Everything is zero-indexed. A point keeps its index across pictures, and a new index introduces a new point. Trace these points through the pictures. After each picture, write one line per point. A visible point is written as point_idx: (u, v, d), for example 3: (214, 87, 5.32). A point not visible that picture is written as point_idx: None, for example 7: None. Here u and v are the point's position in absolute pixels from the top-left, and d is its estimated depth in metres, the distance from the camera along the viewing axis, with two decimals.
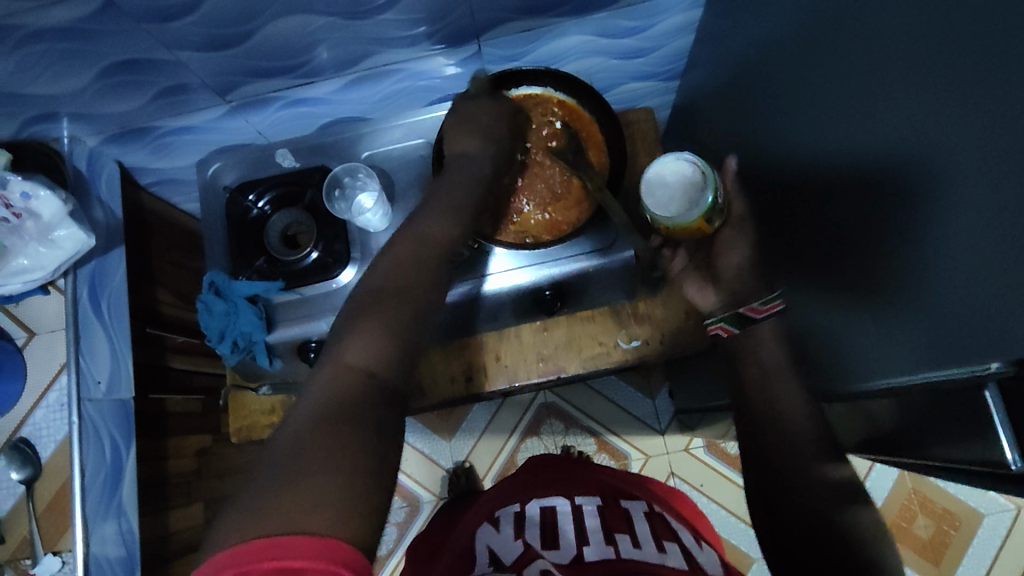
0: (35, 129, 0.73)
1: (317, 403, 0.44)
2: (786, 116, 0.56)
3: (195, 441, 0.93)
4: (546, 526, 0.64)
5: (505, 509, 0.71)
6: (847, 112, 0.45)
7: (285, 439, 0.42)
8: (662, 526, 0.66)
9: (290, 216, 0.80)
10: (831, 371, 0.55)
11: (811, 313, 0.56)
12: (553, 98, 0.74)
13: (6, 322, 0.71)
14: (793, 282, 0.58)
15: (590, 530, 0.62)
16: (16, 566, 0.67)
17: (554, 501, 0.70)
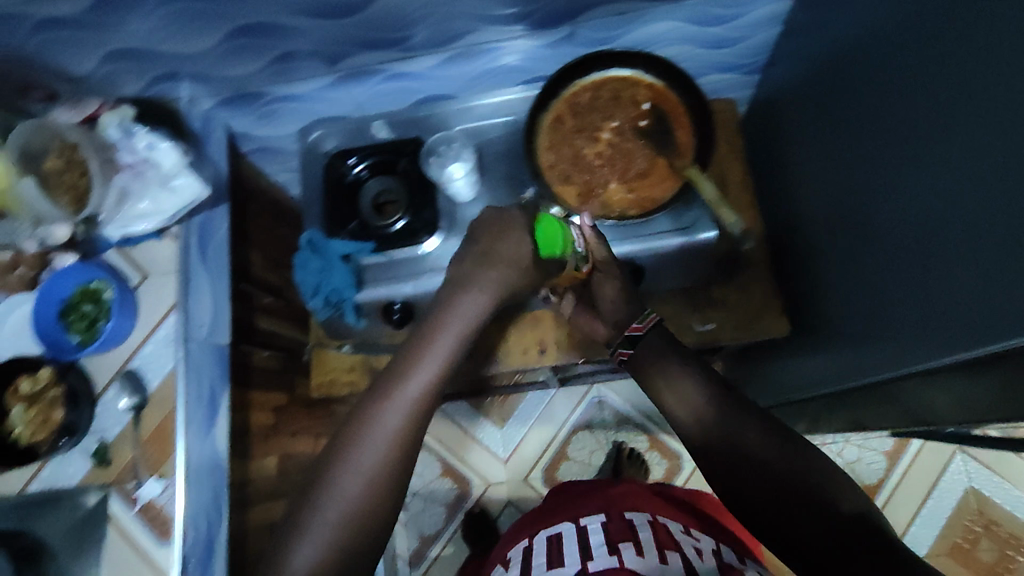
0: (160, 88, 0.79)
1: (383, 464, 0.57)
2: (876, 127, 0.61)
3: (273, 398, 0.98)
4: (551, 554, 0.66)
5: (516, 547, 0.73)
6: (996, 76, 0.46)
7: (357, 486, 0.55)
8: (666, 535, 0.66)
9: (383, 184, 0.83)
10: (894, 351, 0.57)
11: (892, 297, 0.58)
12: (643, 81, 0.77)
13: (121, 264, 0.77)
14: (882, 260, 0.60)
15: (593, 546, 0.64)
16: (120, 487, 0.73)
17: (559, 526, 0.72)
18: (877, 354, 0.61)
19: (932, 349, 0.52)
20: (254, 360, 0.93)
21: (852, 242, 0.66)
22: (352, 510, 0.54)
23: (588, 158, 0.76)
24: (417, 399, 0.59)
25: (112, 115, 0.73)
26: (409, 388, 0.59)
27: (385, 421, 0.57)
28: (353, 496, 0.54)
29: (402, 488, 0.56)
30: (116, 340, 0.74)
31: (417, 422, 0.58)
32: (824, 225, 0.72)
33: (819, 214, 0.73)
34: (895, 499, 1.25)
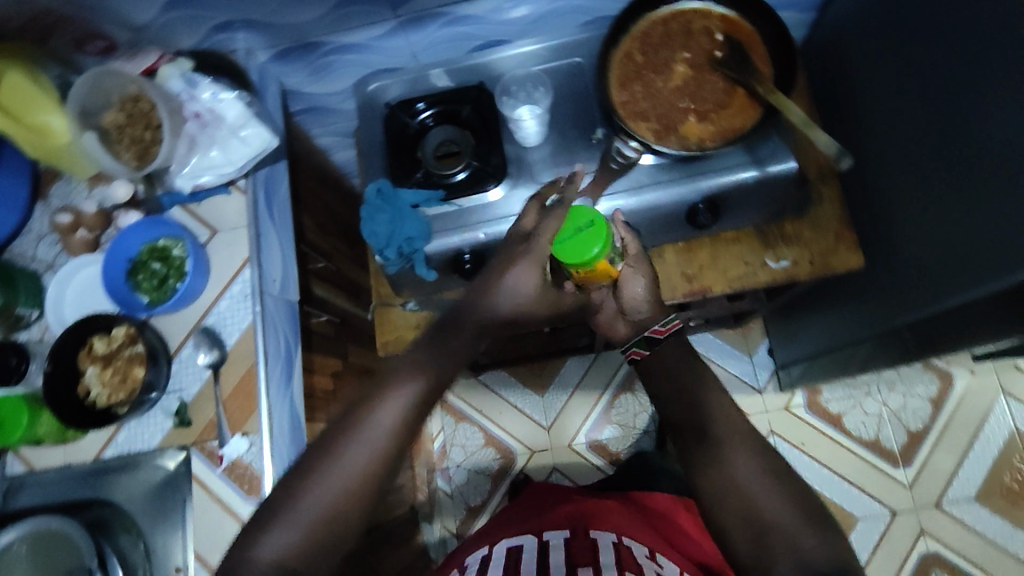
0: (218, 38, 0.76)
1: (340, 476, 0.55)
2: (993, 33, 0.60)
3: (331, 363, 0.96)
4: (509, 563, 0.69)
5: (474, 554, 0.75)
6: None
7: (318, 487, 0.54)
8: (628, 554, 0.69)
9: (447, 133, 0.82)
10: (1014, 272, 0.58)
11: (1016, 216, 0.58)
12: (713, 13, 0.76)
13: (189, 221, 0.74)
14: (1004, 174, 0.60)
15: (553, 568, 0.66)
16: (203, 447, 0.69)
17: (521, 540, 0.75)
18: (984, 271, 0.62)
19: None
20: (313, 323, 0.91)
21: (947, 172, 0.69)
22: (320, 525, 0.54)
23: (664, 91, 0.76)
24: (400, 415, 0.57)
25: (171, 66, 0.73)
26: (386, 412, 0.57)
27: (353, 445, 0.56)
28: (319, 510, 0.54)
29: (369, 504, 0.55)
30: (189, 299, 0.71)
31: (404, 435, 0.57)
32: (913, 159, 0.74)
33: (905, 152, 0.76)
34: (941, 443, 1.26)
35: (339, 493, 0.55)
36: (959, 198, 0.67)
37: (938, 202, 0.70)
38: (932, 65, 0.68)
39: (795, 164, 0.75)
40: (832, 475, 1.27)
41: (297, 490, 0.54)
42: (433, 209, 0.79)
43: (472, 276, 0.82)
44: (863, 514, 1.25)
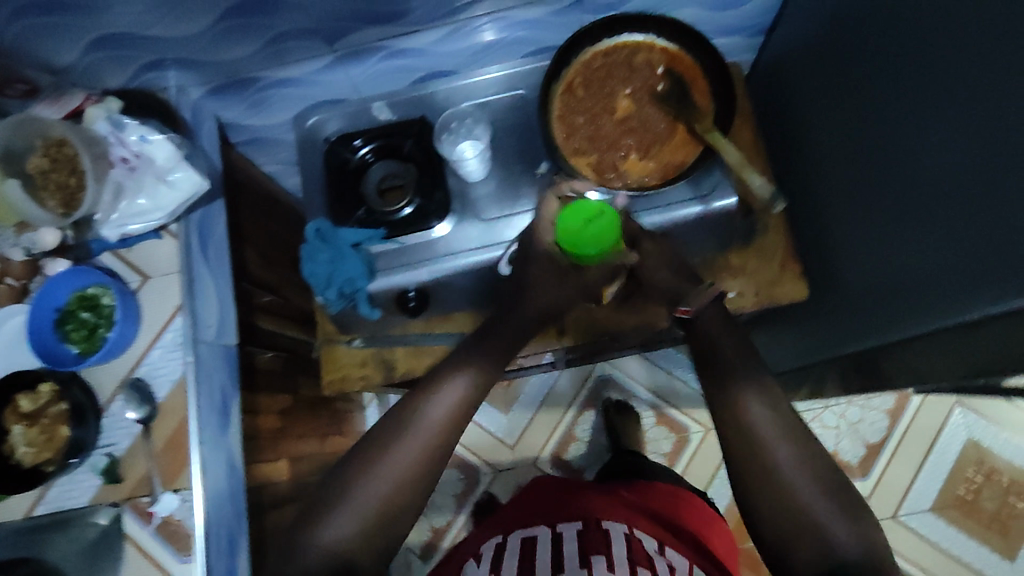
0: (148, 76, 0.74)
1: (401, 467, 0.56)
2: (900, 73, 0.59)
3: (281, 398, 0.94)
4: (523, 555, 0.72)
5: (488, 542, 0.79)
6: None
7: (389, 478, 0.56)
8: (638, 547, 0.71)
9: (389, 167, 0.80)
10: (915, 309, 0.58)
11: (916, 255, 0.58)
12: (655, 45, 0.74)
13: (119, 267, 0.72)
14: (901, 211, 0.60)
15: (567, 557, 0.68)
16: (135, 504, 0.68)
17: (535, 531, 0.77)
18: (900, 305, 0.62)
19: (958, 297, 0.53)
20: (258, 360, 0.89)
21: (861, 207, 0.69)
22: (376, 516, 0.55)
23: (605, 128, 0.74)
24: (446, 416, 0.59)
25: (96, 110, 0.70)
26: (437, 408, 0.59)
27: (404, 449, 0.57)
28: (371, 503, 0.55)
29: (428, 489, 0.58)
30: (120, 348, 0.69)
31: (452, 424, 0.59)
32: (842, 196, 0.73)
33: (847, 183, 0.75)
34: (898, 455, 1.28)
35: (393, 484, 0.56)
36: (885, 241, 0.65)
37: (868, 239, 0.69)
38: (856, 105, 0.68)
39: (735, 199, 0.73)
40: None
41: (351, 487, 0.56)
42: (376, 247, 0.78)
43: (417, 313, 0.81)
44: None
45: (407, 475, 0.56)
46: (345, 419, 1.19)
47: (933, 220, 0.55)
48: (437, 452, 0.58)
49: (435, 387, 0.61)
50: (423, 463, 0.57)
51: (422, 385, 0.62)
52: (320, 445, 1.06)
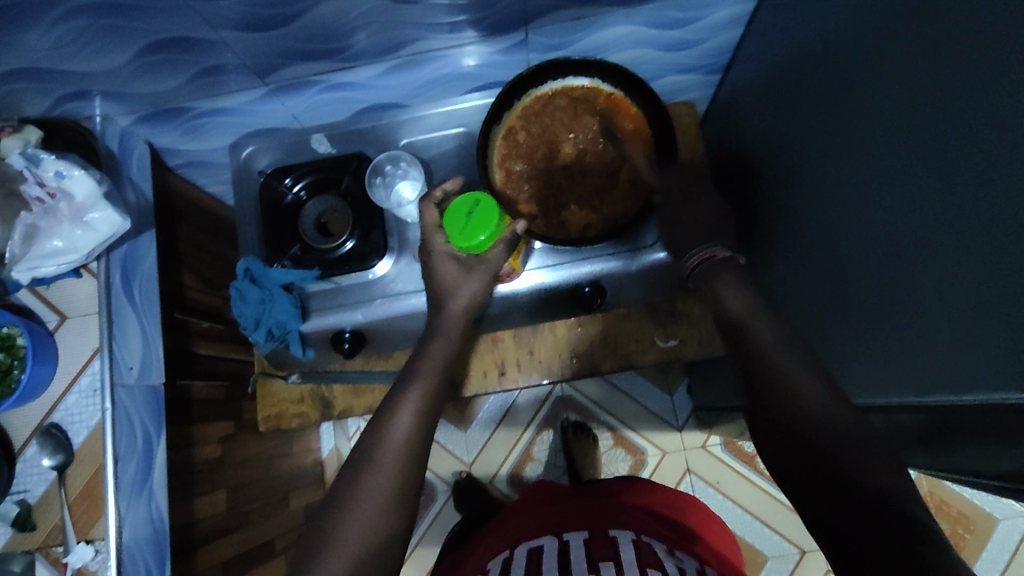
0: (69, 106, 0.71)
1: (382, 486, 0.55)
2: (857, 139, 0.58)
3: (219, 428, 0.92)
4: (530, 564, 0.71)
5: (495, 558, 0.78)
6: (987, 106, 0.43)
7: (370, 497, 0.55)
8: (646, 550, 0.71)
9: (325, 203, 0.79)
10: (899, 380, 0.57)
11: (891, 332, 0.56)
12: (601, 90, 0.73)
13: (36, 305, 0.70)
14: (868, 277, 0.59)
15: (573, 562, 0.69)
16: (48, 552, 0.66)
17: (540, 541, 0.77)
18: (872, 364, 0.61)
19: (945, 384, 0.51)
20: (194, 391, 0.87)
21: (824, 263, 0.67)
22: (367, 550, 0.52)
23: (545, 174, 0.74)
24: (404, 441, 0.59)
25: (13, 141, 0.67)
26: (394, 432, 0.59)
27: (376, 470, 0.56)
28: (357, 538, 0.53)
29: (410, 515, 0.56)
30: (34, 391, 0.67)
31: (417, 441, 0.59)
32: (800, 247, 0.72)
33: (792, 238, 0.74)
34: None
35: (376, 510, 0.54)
36: (840, 301, 0.65)
37: (821, 293, 0.69)
38: (815, 161, 0.66)
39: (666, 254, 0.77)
40: (745, 513, 1.29)
41: (335, 526, 0.53)
42: (310, 287, 0.77)
43: (354, 355, 0.77)
44: (772, 555, 1.27)
45: (385, 506, 0.55)
46: (295, 439, 1.17)
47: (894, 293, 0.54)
48: (407, 474, 0.57)
49: (392, 416, 0.60)
50: (397, 490, 0.56)
51: (375, 420, 0.61)
52: (266, 469, 1.04)
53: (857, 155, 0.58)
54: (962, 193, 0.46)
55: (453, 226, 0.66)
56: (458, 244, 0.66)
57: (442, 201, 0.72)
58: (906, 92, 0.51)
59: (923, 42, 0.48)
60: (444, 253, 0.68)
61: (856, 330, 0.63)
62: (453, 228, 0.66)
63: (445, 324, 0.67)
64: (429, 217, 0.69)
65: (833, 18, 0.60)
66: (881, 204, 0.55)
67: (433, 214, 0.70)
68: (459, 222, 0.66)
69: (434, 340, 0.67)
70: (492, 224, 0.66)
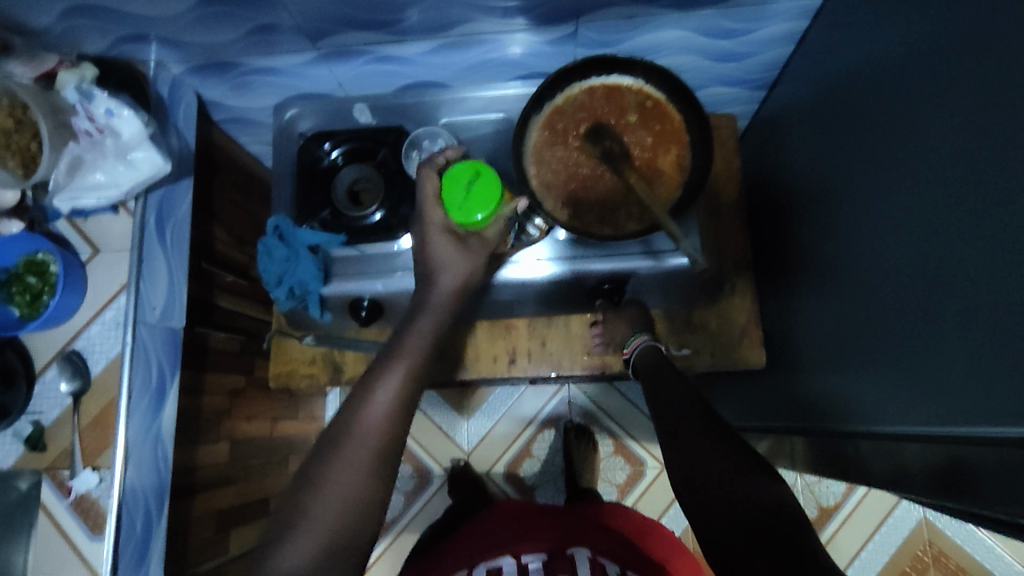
0: (125, 48, 0.74)
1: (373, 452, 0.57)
2: (889, 163, 0.58)
3: (231, 381, 0.93)
4: None
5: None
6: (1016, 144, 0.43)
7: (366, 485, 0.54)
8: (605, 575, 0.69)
9: (359, 171, 0.80)
10: (895, 410, 0.57)
11: (902, 363, 0.56)
12: (642, 91, 0.75)
13: (72, 237, 0.72)
14: (887, 306, 0.58)
15: None
16: (54, 475, 0.68)
17: (501, 561, 0.75)
18: (878, 386, 0.60)
19: (955, 416, 0.49)
20: (211, 341, 0.89)
21: (844, 286, 0.66)
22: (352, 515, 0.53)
23: (579, 167, 0.73)
24: (389, 407, 0.59)
25: (69, 74, 0.70)
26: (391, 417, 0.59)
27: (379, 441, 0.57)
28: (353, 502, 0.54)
29: None
30: (59, 317, 0.69)
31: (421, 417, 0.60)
32: (822, 273, 0.72)
33: (815, 263, 0.74)
34: (850, 521, 1.22)
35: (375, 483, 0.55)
36: (857, 321, 0.64)
37: (837, 322, 0.68)
38: (846, 180, 0.65)
39: (682, 258, 0.73)
40: None
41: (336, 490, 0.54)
42: (335, 252, 0.77)
43: (369, 323, 0.79)
44: None
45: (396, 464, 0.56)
46: (302, 404, 1.19)
47: (917, 320, 0.53)
48: None
49: (376, 390, 0.60)
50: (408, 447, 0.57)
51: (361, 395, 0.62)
52: (271, 429, 1.06)
53: (886, 180, 0.58)
54: (984, 223, 0.46)
55: (452, 194, 0.66)
56: (453, 216, 0.65)
57: (443, 167, 0.72)
58: (944, 118, 0.50)
59: (964, 71, 0.48)
60: (452, 241, 0.68)
61: (865, 365, 0.63)
62: (452, 199, 0.65)
63: (441, 314, 0.69)
64: (430, 185, 0.69)
65: (878, 42, 0.60)
66: (906, 232, 0.55)
67: (432, 181, 0.69)
68: (458, 194, 0.66)
69: (420, 314, 0.68)
70: (491, 200, 0.65)
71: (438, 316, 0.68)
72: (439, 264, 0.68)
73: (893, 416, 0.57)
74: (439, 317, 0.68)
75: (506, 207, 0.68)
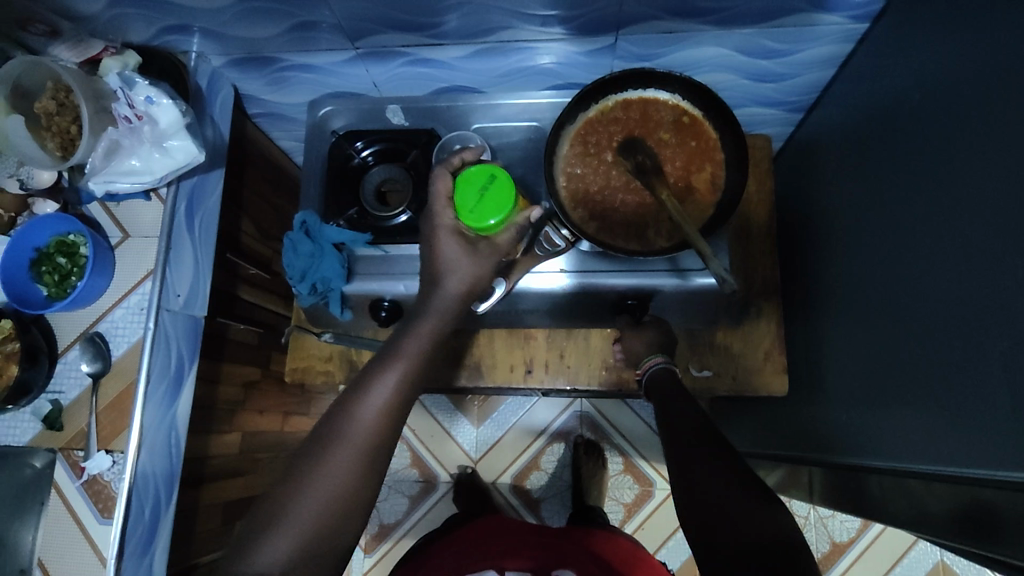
0: (168, 38, 0.75)
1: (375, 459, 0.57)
2: (926, 193, 0.56)
3: (247, 372, 0.94)
4: None
5: None
6: None
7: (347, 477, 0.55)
8: None
9: (388, 172, 0.80)
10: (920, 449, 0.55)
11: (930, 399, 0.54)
12: (678, 106, 0.74)
13: (104, 220, 0.74)
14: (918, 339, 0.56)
15: None
16: (69, 455, 0.69)
17: None
18: (903, 422, 0.58)
19: (983, 458, 0.48)
20: (231, 333, 0.89)
21: (874, 317, 0.65)
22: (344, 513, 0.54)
23: (609, 181, 0.73)
24: (394, 407, 0.59)
25: (113, 61, 0.73)
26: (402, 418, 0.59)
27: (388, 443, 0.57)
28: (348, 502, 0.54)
29: None
30: (87, 301, 0.70)
31: None
32: (850, 302, 0.70)
33: (844, 291, 0.72)
34: (862, 559, 1.19)
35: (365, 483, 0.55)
36: (884, 353, 0.62)
37: (863, 353, 0.67)
38: (882, 208, 0.64)
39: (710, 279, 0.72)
40: None
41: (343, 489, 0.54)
42: (360, 250, 0.78)
43: (389, 323, 0.79)
44: None
45: None
46: (315, 401, 1.19)
47: (948, 356, 0.52)
48: None
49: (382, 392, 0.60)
50: None
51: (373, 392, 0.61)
52: (282, 423, 1.06)
53: (922, 208, 0.57)
54: (1018, 259, 0.44)
55: (466, 197, 0.63)
56: (466, 221, 0.63)
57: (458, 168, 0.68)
58: (987, 149, 0.49)
59: (1003, 103, 0.47)
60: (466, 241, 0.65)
61: (890, 399, 0.61)
62: (465, 198, 0.63)
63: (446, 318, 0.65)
64: (442, 185, 0.65)
65: (920, 69, 0.59)
66: (940, 264, 0.54)
67: (445, 182, 0.65)
68: (471, 196, 0.63)
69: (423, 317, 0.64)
70: (505, 206, 0.62)
71: (439, 319, 0.64)
72: (447, 268, 0.65)
73: (915, 454, 0.55)
74: (442, 321, 0.65)
75: (520, 217, 0.64)
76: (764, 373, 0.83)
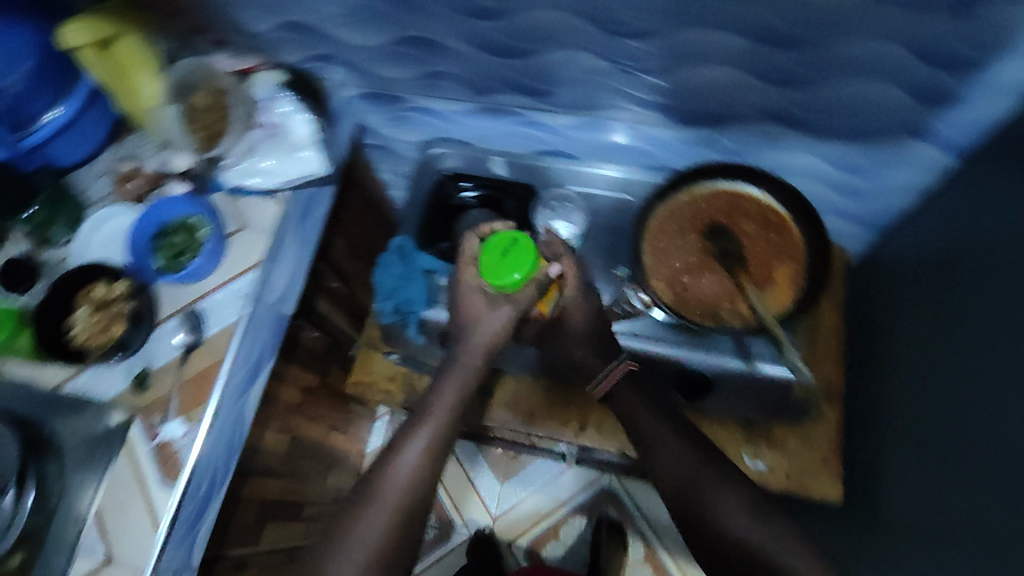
0: (316, 65, 0.85)
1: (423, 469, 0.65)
2: (997, 315, 0.59)
3: (308, 379, 0.98)
4: None
5: None
6: None
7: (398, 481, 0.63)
8: None
9: (483, 217, 0.86)
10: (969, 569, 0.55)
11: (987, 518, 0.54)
12: (769, 206, 0.77)
13: (224, 208, 0.79)
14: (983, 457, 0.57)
15: None
16: (146, 418, 0.71)
17: None
18: (958, 540, 0.58)
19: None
20: (307, 340, 0.94)
21: (943, 434, 0.65)
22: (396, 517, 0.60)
23: (693, 261, 0.76)
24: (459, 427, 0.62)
25: (266, 75, 0.82)
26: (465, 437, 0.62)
27: None
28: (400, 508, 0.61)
29: None
30: (196, 277, 0.75)
31: None
32: (920, 418, 0.70)
33: (915, 408, 0.72)
34: None
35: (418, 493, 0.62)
36: (950, 470, 0.62)
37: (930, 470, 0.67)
38: (956, 327, 0.66)
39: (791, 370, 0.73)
40: None
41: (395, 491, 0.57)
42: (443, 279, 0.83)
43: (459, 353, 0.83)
44: None
45: None
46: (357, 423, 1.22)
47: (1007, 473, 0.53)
48: None
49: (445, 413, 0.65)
50: None
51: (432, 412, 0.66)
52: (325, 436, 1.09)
53: (995, 329, 0.59)
54: None
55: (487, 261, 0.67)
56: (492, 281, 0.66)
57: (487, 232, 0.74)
58: None
59: None
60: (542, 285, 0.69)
61: (952, 517, 0.60)
62: (487, 261, 0.66)
63: None
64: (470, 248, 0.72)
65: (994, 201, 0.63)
66: (1004, 383, 0.55)
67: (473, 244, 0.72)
68: (493, 258, 0.67)
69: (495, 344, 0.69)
70: (527, 263, 0.66)
71: None
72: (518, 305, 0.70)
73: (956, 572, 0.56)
74: None
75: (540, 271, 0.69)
76: (819, 475, 0.83)
